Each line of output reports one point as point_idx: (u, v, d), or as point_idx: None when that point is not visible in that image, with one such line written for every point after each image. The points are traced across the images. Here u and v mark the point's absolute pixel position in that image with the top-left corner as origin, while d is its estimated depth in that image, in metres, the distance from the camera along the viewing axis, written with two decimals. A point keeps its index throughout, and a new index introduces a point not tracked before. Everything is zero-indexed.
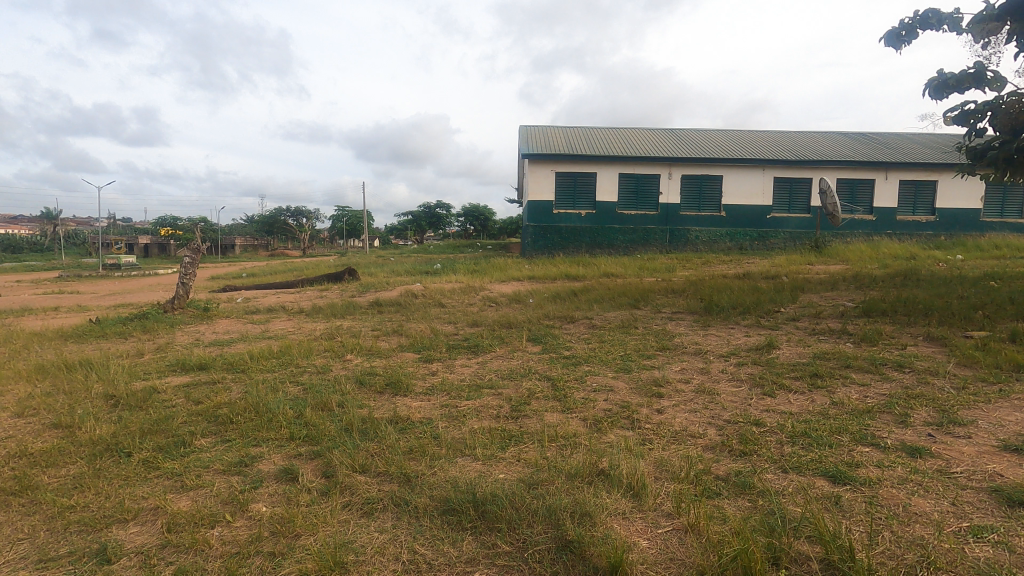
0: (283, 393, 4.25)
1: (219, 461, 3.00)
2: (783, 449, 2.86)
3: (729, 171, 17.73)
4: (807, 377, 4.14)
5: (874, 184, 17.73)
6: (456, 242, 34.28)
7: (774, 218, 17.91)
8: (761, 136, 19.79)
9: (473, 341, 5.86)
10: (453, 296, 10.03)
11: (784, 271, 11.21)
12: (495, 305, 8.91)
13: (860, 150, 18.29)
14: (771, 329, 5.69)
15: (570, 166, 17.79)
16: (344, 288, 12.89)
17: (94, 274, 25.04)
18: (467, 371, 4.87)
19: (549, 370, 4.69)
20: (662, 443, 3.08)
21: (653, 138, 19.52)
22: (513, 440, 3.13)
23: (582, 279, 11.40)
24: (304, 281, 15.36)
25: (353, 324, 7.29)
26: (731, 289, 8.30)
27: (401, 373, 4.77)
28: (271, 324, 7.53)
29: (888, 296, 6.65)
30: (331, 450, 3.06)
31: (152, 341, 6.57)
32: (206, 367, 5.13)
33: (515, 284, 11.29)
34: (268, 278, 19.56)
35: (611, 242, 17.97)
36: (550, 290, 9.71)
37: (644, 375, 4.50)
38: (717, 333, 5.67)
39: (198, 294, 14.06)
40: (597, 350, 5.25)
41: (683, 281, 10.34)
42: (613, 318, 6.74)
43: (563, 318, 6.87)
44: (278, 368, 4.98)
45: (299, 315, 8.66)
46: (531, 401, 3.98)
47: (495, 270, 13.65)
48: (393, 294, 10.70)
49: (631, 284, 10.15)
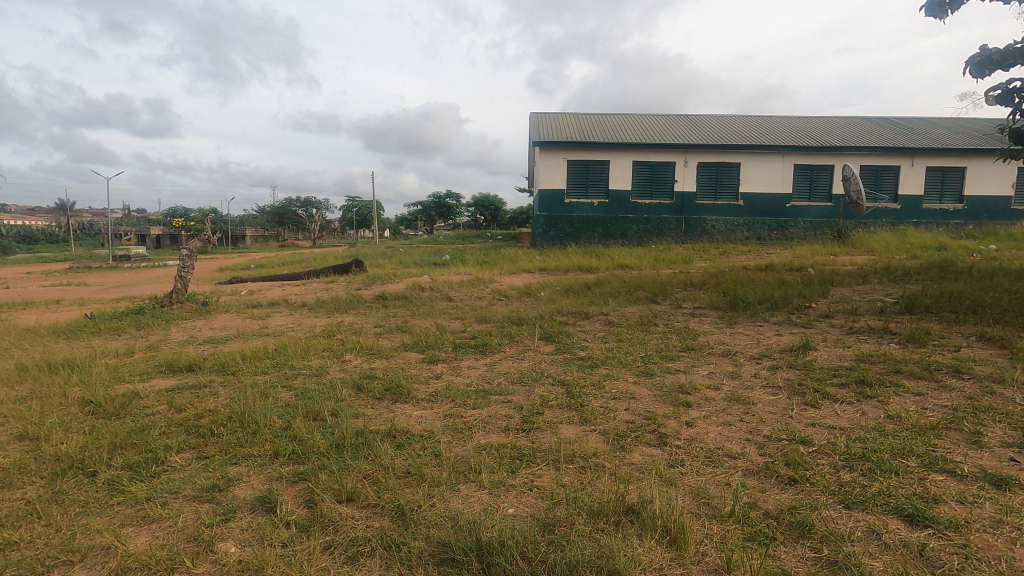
0: (272, 400, 3.89)
1: (190, 484, 2.64)
2: (841, 476, 2.45)
3: (747, 158, 17.11)
4: (853, 383, 3.70)
5: (899, 171, 17.02)
6: (466, 232, 33.95)
7: (794, 207, 17.29)
8: (781, 122, 19.10)
9: (481, 340, 5.47)
10: (462, 289, 9.63)
11: (808, 262, 10.70)
12: (505, 299, 8.53)
13: (885, 136, 17.56)
14: (804, 327, 5.24)
15: (582, 153, 17.27)
16: (351, 280, 12.55)
17: (104, 265, 24.99)
18: (474, 373, 4.49)
19: (563, 374, 4.29)
20: (696, 466, 2.68)
21: (668, 124, 18.91)
22: (524, 461, 2.74)
23: (596, 271, 10.98)
24: (310, 273, 15.04)
25: (356, 320, 6.94)
26: (755, 282, 7.82)
27: (403, 376, 4.40)
28: (270, 320, 7.18)
29: (930, 290, 6.15)
30: (317, 472, 2.69)
31: (146, 338, 6.25)
32: (195, 368, 4.81)
33: (526, 277, 10.89)
34: (275, 269, 19.30)
35: (624, 232, 17.47)
36: (562, 283, 9.28)
37: (669, 380, 4.09)
38: (745, 331, 5.23)
39: (203, 286, 13.80)
40: (615, 351, 4.84)
41: (702, 274, 9.86)
42: (631, 314, 6.33)
43: (576, 315, 6.46)
44: (271, 369, 4.63)
45: (300, 310, 8.32)
46: (544, 410, 3.59)
47: (505, 261, 13.24)
48: (399, 287, 10.32)
49: (648, 276, 9.71)
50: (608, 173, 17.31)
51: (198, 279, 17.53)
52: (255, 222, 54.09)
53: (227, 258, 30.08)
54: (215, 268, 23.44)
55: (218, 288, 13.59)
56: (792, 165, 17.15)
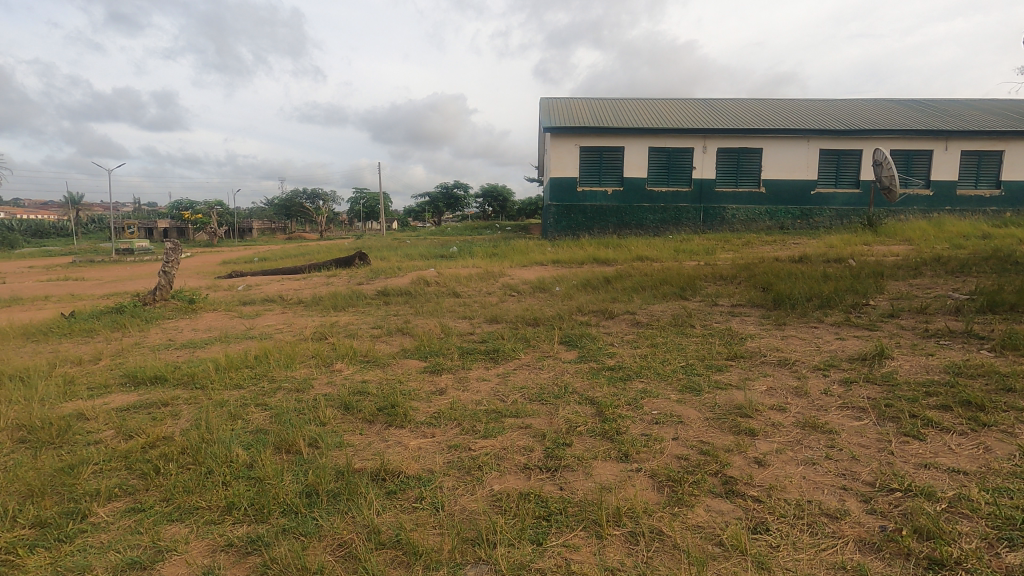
0: (241, 424, 3.22)
1: (105, 559, 1.97)
2: (1006, 562, 1.74)
3: (770, 144, 16.21)
4: (958, 405, 2.96)
5: (932, 155, 16.07)
6: (474, 224, 33.21)
7: (819, 195, 16.41)
8: (804, 105, 18.14)
9: (491, 345, 4.77)
10: (470, 284, 8.93)
11: (843, 253, 9.90)
12: (516, 295, 7.83)
13: (917, 118, 16.58)
14: (869, 330, 4.49)
15: (595, 140, 16.46)
16: (353, 275, 11.90)
17: (106, 260, 24.58)
18: (484, 388, 3.79)
19: (591, 390, 3.59)
20: (787, 534, 1.98)
21: (686, 108, 18.03)
22: (553, 526, 2.05)
23: (613, 264, 10.24)
24: (313, 266, 14.41)
25: (352, 320, 6.25)
26: (795, 275, 7.07)
27: (400, 392, 3.71)
28: (259, 320, 6.52)
29: (1004, 285, 5.38)
30: (278, 540, 2.02)
31: (118, 342, 5.61)
32: (162, 378, 4.16)
33: (538, 270, 10.19)
34: (278, 263, 18.70)
35: (640, 222, 16.67)
36: (579, 277, 8.54)
37: (722, 398, 3.36)
38: (800, 335, 4.49)
39: (199, 281, 13.17)
40: (651, 359, 4.12)
41: (731, 266, 9.08)
42: (660, 312, 5.60)
43: (598, 314, 5.73)
44: (247, 382, 3.96)
45: (295, 307, 7.66)
46: (573, 439, 2.89)
47: (516, 253, 12.53)
48: (402, 282, 9.63)
49: (671, 269, 8.97)
50: (623, 160, 16.50)
51: (198, 272, 16.97)
52: (262, 215, 53.61)
53: (231, 251, 29.61)
54: (218, 262, 22.95)
55: (215, 282, 13.00)
56: (818, 150, 16.24)
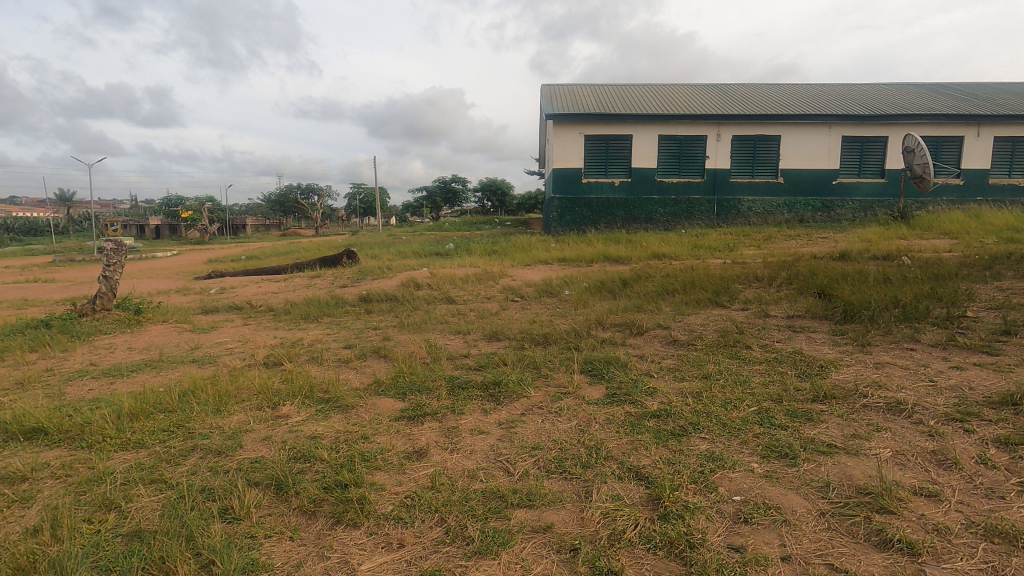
0: (111, 524, 2.12)
1: None
2: None
3: (789, 131, 15.10)
4: None
5: (962, 142, 14.96)
6: (473, 219, 32.05)
7: (841, 185, 15.30)
8: (823, 89, 16.99)
9: (489, 374, 3.66)
10: (466, 287, 7.81)
11: (886, 248, 8.82)
12: (519, 300, 6.75)
13: (945, 103, 15.47)
14: (991, 356, 3.39)
15: (601, 127, 15.32)
16: (339, 275, 10.76)
17: (88, 258, 23.38)
18: (480, 450, 2.70)
19: (636, 456, 2.51)
20: None
21: (697, 94, 16.89)
22: None
23: (627, 262, 9.18)
24: (297, 266, 13.27)
25: (323, 335, 5.16)
26: (850, 277, 5.97)
27: (360, 457, 2.61)
28: (212, 335, 5.42)
29: None
30: None
31: (27, 368, 4.51)
32: (40, 432, 3.05)
33: (543, 270, 9.10)
34: (264, 262, 17.55)
35: (649, 215, 15.57)
36: (591, 278, 7.42)
37: (831, 472, 2.27)
38: (899, 362, 3.40)
39: (171, 283, 12.00)
40: (709, 402, 3.03)
41: (763, 264, 7.98)
42: (700, 325, 4.51)
43: (623, 329, 4.63)
44: (153, 439, 2.86)
45: (261, 317, 6.56)
46: (623, 564, 1.80)
47: (517, 251, 11.45)
48: (390, 284, 8.54)
49: (694, 267, 7.90)
50: (631, 149, 15.37)
51: (179, 273, 15.90)
52: (256, 211, 52.43)
53: (223, 248, 28.65)
54: (204, 260, 21.81)
55: (188, 284, 11.90)
56: (840, 138, 15.13)
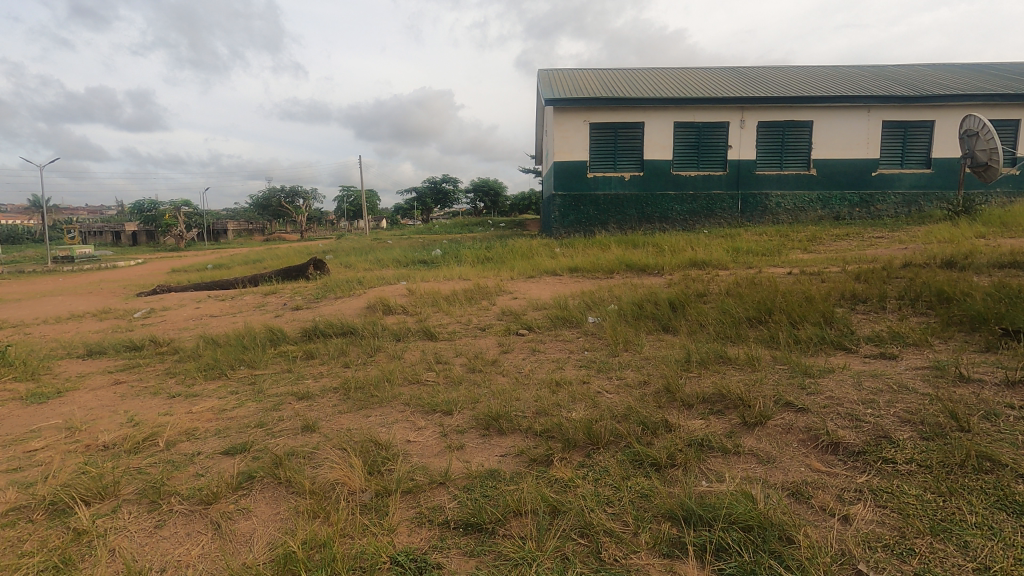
0: None
1: None
2: None
3: (823, 115, 13.19)
4: None
5: (1018, 126, 13.10)
6: (467, 220, 30.06)
7: (882, 176, 13.42)
8: (854, 70, 15.09)
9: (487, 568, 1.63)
10: (453, 312, 5.77)
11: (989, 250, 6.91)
12: (527, 333, 4.75)
13: (997, 83, 13.62)
14: None
15: (608, 113, 13.33)
16: (300, 292, 8.68)
17: (43, 268, 21.31)
18: None
19: None
20: None
21: (714, 77, 14.95)
22: None
23: (659, 273, 7.26)
24: (254, 279, 11.17)
25: (206, 416, 3.11)
26: (1019, 298, 4.01)
27: None
28: (34, 413, 3.35)
29: None
30: None
31: None
32: None
33: (553, 284, 7.12)
34: (226, 272, 15.40)
35: (665, 214, 13.64)
36: (624, 298, 5.44)
37: None
38: None
39: (97, 304, 9.85)
40: None
41: (847, 274, 6.02)
42: (863, 404, 2.51)
43: (719, 409, 2.63)
44: None
45: (150, 367, 4.49)
46: None
47: (517, 258, 9.47)
48: (354, 307, 6.51)
49: (756, 280, 5.95)
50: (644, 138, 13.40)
51: (124, 287, 13.78)
52: (241, 215, 50.11)
53: (195, 256, 26.47)
54: (169, 268, 19.72)
55: (119, 305, 9.77)
56: (881, 123, 13.21)
